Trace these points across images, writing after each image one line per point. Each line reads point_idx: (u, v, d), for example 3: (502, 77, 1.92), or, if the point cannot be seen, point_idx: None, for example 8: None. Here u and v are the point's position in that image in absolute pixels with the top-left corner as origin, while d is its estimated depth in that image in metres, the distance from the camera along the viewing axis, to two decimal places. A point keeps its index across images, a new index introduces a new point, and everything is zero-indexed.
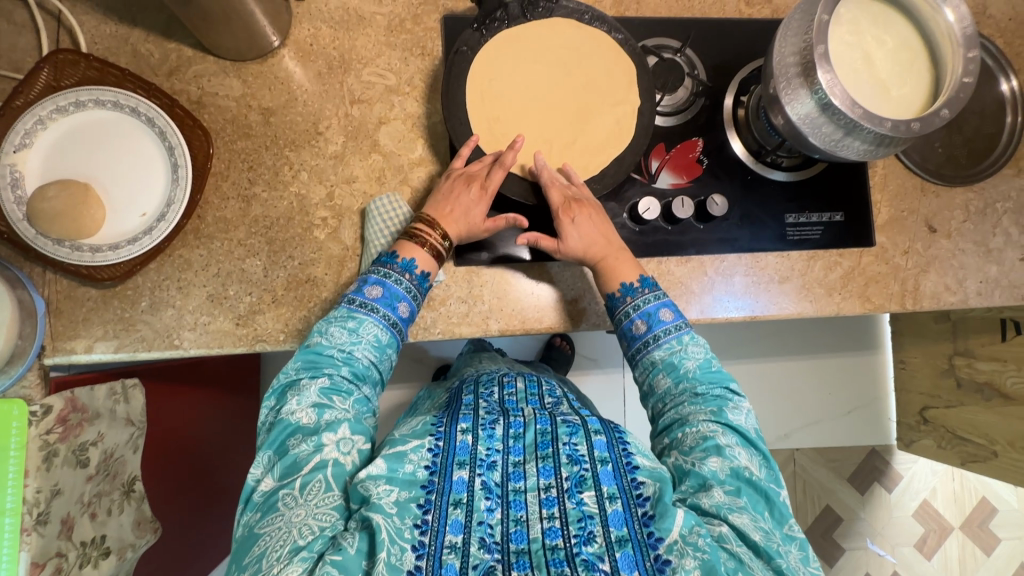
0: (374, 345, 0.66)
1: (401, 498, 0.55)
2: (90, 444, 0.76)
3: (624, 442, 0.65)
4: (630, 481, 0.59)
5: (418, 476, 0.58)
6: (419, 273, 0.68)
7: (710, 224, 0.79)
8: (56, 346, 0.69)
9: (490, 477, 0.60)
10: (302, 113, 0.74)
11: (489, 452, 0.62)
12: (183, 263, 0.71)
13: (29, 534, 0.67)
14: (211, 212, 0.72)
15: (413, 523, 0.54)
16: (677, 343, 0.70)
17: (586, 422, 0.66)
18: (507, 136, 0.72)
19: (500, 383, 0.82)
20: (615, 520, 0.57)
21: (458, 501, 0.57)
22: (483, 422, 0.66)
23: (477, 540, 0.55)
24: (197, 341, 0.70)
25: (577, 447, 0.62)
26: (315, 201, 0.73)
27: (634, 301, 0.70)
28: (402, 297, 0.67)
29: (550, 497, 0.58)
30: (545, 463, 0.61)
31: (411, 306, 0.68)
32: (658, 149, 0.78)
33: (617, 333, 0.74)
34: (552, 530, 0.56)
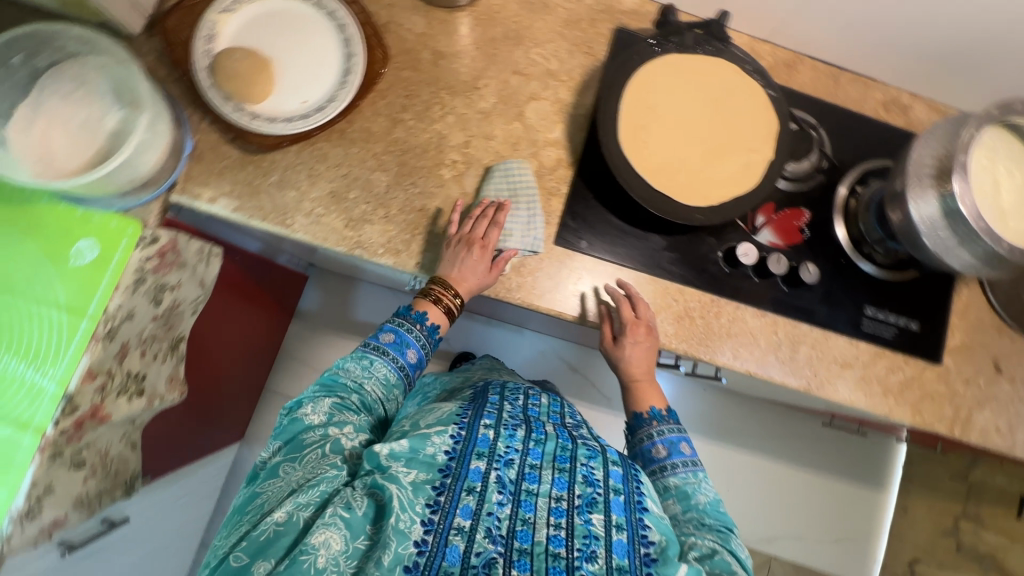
0: (382, 382, 0.75)
1: (418, 478, 0.59)
2: (169, 287, 0.80)
3: (638, 480, 0.68)
4: (637, 519, 0.62)
5: (436, 460, 0.62)
6: (431, 326, 0.79)
7: (794, 290, 0.82)
8: (186, 187, 0.74)
9: (505, 473, 0.63)
10: (467, 65, 0.81)
11: (508, 449, 0.66)
12: (320, 155, 0.76)
13: (96, 343, 0.69)
14: (360, 121, 0.77)
15: (425, 501, 0.58)
16: (693, 476, 0.74)
17: (605, 451, 0.70)
18: (646, 141, 0.74)
19: (527, 394, 0.83)
20: (618, 549, 0.59)
21: (472, 487, 0.60)
22: (506, 423, 0.70)
23: (483, 528, 0.58)
24: (306, 227, 0.75)
25: (593, 470, 0.66)
26: (452, 144, 0.79)
27: (660, 426, 0.79)
28: (412, 346, 0.78)
29: (560, 508, 0.61)
30: (560, 475, 0.64)
31: (420, 354, 0.80)
32: (768, 207, 0.83)
33: (635, 455, 0.80)
34: (557, 538, 0.59)
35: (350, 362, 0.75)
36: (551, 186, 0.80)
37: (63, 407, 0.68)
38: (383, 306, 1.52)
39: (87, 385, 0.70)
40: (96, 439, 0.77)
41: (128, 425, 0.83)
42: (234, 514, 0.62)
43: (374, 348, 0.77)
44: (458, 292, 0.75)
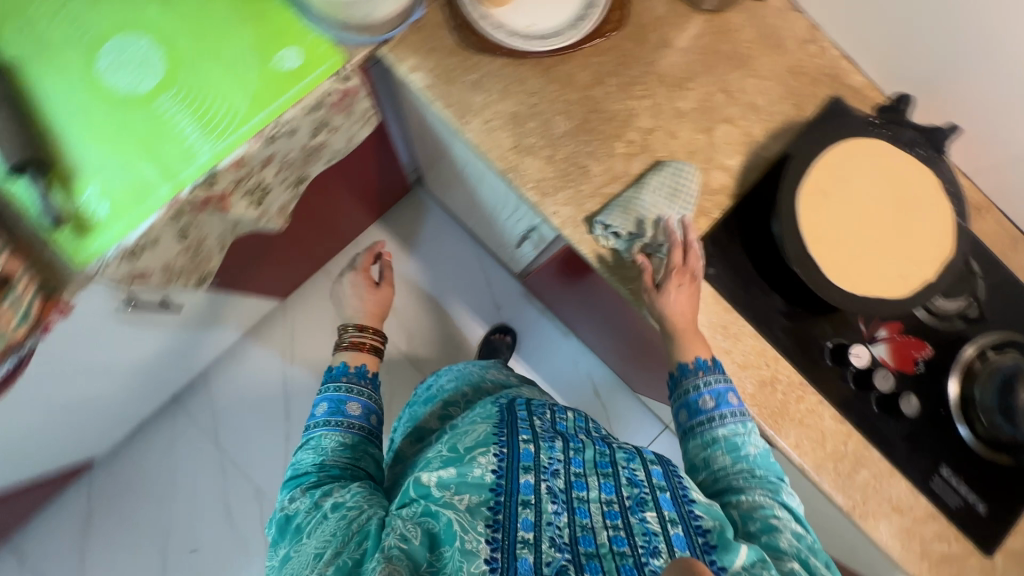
0: (341, 445, 0.81)
1: (473, 501, 0.61)
2: (328, 128, 0.84)
3: (678, 476, 0.70)
4: (688, 512, 0.64)
5: (484, 481, 0.63)
6: (359, 370, 0.93)
7: (882, 414, 0.79)
8: (394, 48, 0.77)
9: (554, 484, 0.64)
10: (684, 64, 0.82)
11: (551, 461, 0.67)
12: (520, 77, 0.78)
13: (258, 139, 0.73)
14: (569, 65, 0.79)
15: (483, 522, 0.59)
16: (741, 427, 0.72)
17: (643, 451, 0.72)
18: (818, 206, 0.74)
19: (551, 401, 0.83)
20: (677, 541, 0.61)
21: (526, 502, 0.61)
22: (544, 437, 0.70)
23: (546, 538, 0.59)
24: (477, 132, 0.77)
25: (635, 471, 0.69)
26: (636, 125, 0.80)
27: (705, 378, 0.73)
28: (353, 399, 0.88)
29: (613, 509, 0.64)
30: (606, 479, 0.67)
31: (363, 403, 0.88)
32: (895, 323, 0.81)
33: (676, 403, 0.77)
34: (619, 538, 0.61)
35: (330, 434, 0.82)
36: (706, 206, 0.80)
37: (204, 178, 0.72)
38: (464, 252, 1.59)
39: (230, 171, 0.74)
40: (203, 224, 0.80)
41: (231, 227, 0.86)
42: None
43: (317, 425, 0.85)
44: (375, 330, 1.01)
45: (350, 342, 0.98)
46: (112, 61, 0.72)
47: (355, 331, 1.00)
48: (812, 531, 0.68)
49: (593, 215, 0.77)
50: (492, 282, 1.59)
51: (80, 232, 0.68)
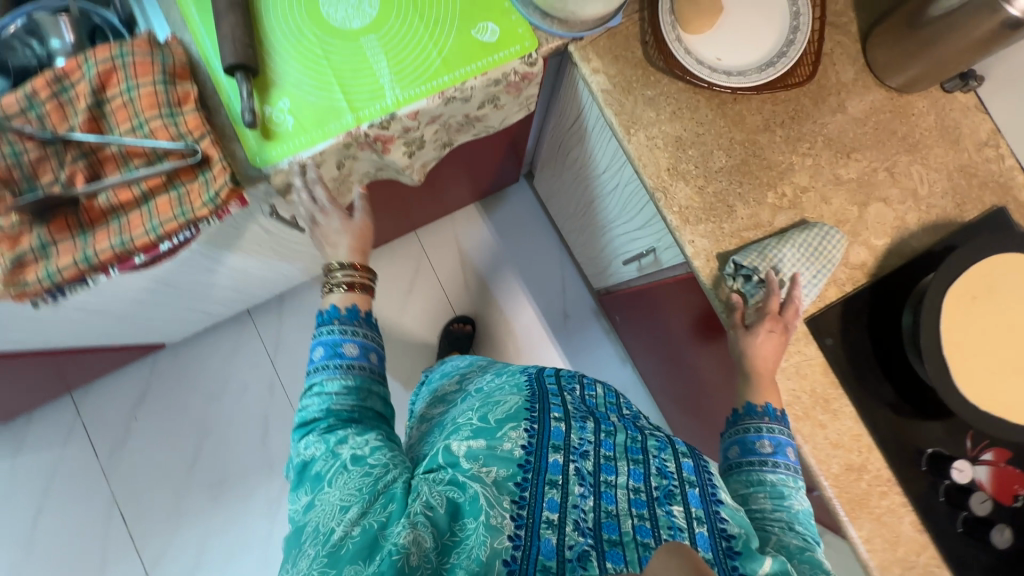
0: (346, 384, 0.71)
1: (501, 475, 0.60)
2: (495, 107, 0.87)
3: (711, 475, 0.69)
4: (714, 512, 0.64)
5: (514, 456, 0.62)
6: (348, 313, 0.76)
7: (966, 535, 0.76)
8: (583, 47, 0.80)
9: (583, 466, 0.64)
10: (855, 134, 0.81)
11: (581, 442, 0.66)
12: (692, 105, 0.80)
13: (439, 97, 0.77)
14: (742, 106, 0.80)
15: (511, 498, 0.59)
16: (790, 482, 0.70)
17: (675, 444, 0.72)
18: (966, 310, 0.72)
19: (583, 380, 0.81)
20: (701, 540, 0.61)
21: (552, 482, 0.61)
22: (574, 416, 0.70)
23: (571, 521, 0.58)
24: (638, 146, 0.79)
25: (665, 462, 0.68)
26: (793, 180, 0.80)
27: (771, 424, 0.73)
28: (346, 340, 0.73)
29: (639, 499, 0.63)
30: (634, 467, 0.66)
31: (359, 343, 0.74)
32: (1002, 450, 0.77)
33: (732, 440, 0.76)
34: (643, 529, 0.60)
35: (333, 381, 0.71)
36: (839, 277, 0.79)
37: (382, 120, 0.76)
38: (550, 255, 1.62)
39: (405, 120, 0.78)
40: (359, 159, 0.84)
41: (376, 169, 0.90)
42: (289, 547, 0.61)
43: (313, 368, 0.73)
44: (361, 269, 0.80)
45: (343, 285, 0.78)
46: None
47: (340, 268, 0.79)
48: None
49: (728, 253, 0.78)
50: (566, 290, 1.61)
51: (265, 136, 0.73)
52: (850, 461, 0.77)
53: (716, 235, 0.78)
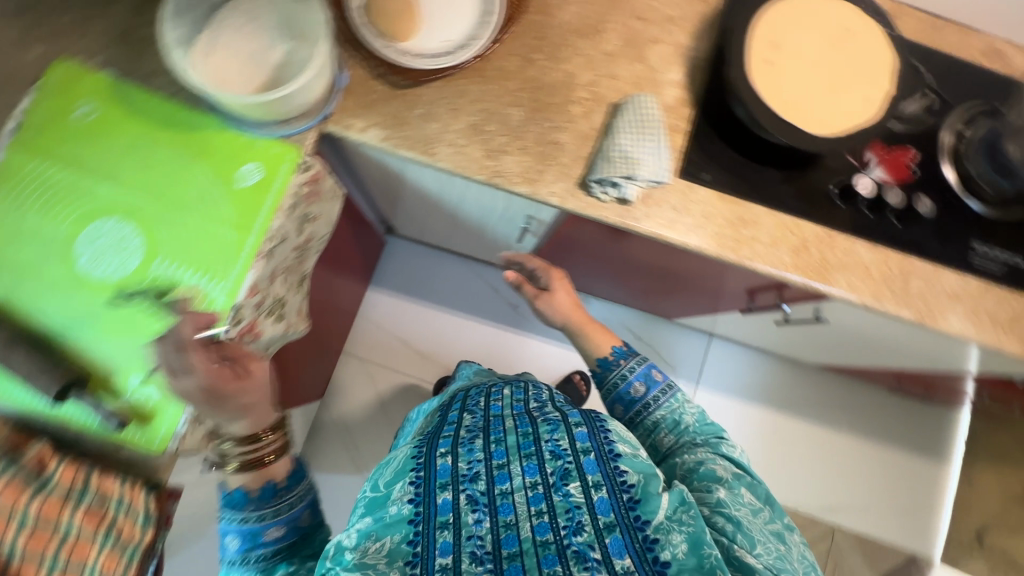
0: (274, 541, 0.71)
1: (392, 542, 0.63)
2: (309, 219, 0.85)
3: (605, 431, 0.76)
4: (614, 470, 0.69)
5: (404, 513, 0.65)
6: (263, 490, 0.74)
7: (908, 224, 0.84)
8: (337, 118, 0.78)
9: (474, 489, 0.68)
10: (592, 11, 0.85)
11: (471, 465, 0.71)
12: (460, 91, 0.81)
13: (260, 259, 0.74)
14: (496, 60, 0.82)
15: (403, 559, 0.62)
16: (674, 402, 0.90)
17: (566, 418, 0.78)
18: (771, 76, 0.78)
19: (488, 394, 0.88)
20: (602, 507, 0.65)
21: (445, 523, 0.64)
22: (462, 441, 0.75)
23: (467, 555, 0.62)
24: (449, 157, 0.79)
25: (559, 442, 0.73)
26: (580, 82, 0.83)
27: (628, 363, 0.95)
28: (270, 525, 0.71)
29: (537, 494, 0.67)
30: (528, 463, 0.71)
31: (288, 517, 0.73)
32: (877, 144, 0.86)
33: (614, 400, 0.94)
34: (541, 526, 0.64)
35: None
36: (673, 122, 0.83)
37: (231, 318, 0.72)
38: (462, 275, 1.61)
39: (249, 301, 0.74)
40: None
41: (264, 353, 0.87)
42: None
43: (240, 554, 0.71)
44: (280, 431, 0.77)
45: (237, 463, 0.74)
46: (89, 257, 0.71)
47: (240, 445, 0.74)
48: (754, 475, 0.78)
49: (584, 177, 0.80)
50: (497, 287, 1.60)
51: (144, 422, 0.68)
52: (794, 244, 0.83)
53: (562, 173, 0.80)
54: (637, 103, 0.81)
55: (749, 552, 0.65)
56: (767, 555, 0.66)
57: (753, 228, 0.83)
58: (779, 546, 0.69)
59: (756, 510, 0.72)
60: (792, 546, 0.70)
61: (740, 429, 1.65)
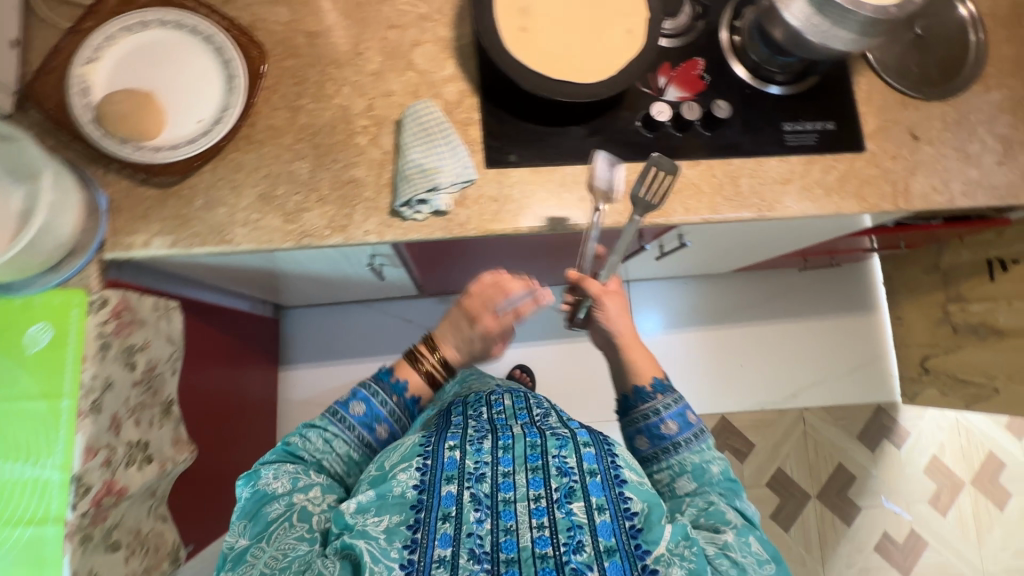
0: (345, 458, 0.79)
1: (392, 522, 0.64)
2: (138, 349, 0.79)
3: (613, 453, 0.73)
4: (618, 494, 0.68)
5: (406, 498, 0.66)
6: (399, 383, 0.83)
7: (716, 132, 0.86)
8: (115, 241, 0.73)
9: (479, 489, 0.67)
10: (343, 36, 0.81)
11: (478, 465, 0.69)
12: (235, 166, 0.76)
13: (84, 418, 0.69)
14: (262, 121, 0.78)
15: (402, 543, 0.62)
16: (702, 448, 0.79)
17: (574, 434, 0.75)
18: (532, 40, 0.76)
19: (489, 403, 0.86)
20: (603, 531, 0.64)
21: (447, 515, 0.64)
22: (472, 438, 0.73)
23: (466, 551, 0.62)
24: (248, 236, 0.74)
25: (566, 459, 0.70)
26: (357, 112, 0.79)
27: (665, 400, 0.81)
28: (382, 415, 0.81)
29: (540, 507, 0.65)
30: (534, 475, 0.68)
31: (388, 417, 0.82)
32: (665, 67, 0.87)
33: (637, 432, 0.82)
34: (541, 538, 0.63)
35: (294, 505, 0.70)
36: (463, 117, 0.81)
37: (77, 489, 0.67)
38: (372, 319, 1.51)
39: (92, 464, 0.69)
40: (123, 514, 0.76)
41: (151, 497, 0.82)
42: None
43: (336, 415, 0.80)
44: (444, 356, 0.84)
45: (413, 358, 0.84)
46: None
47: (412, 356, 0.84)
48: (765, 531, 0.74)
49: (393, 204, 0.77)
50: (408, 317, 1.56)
51: None
52: (620, 188, 0.83)
53: (372, 209, 0.77)
54: (416, 112, 0.78)
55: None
56: None
57: (578, 188, 0.82)
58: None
59: (761, 560, 0.69)
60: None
61: (686, 355, 1.70)
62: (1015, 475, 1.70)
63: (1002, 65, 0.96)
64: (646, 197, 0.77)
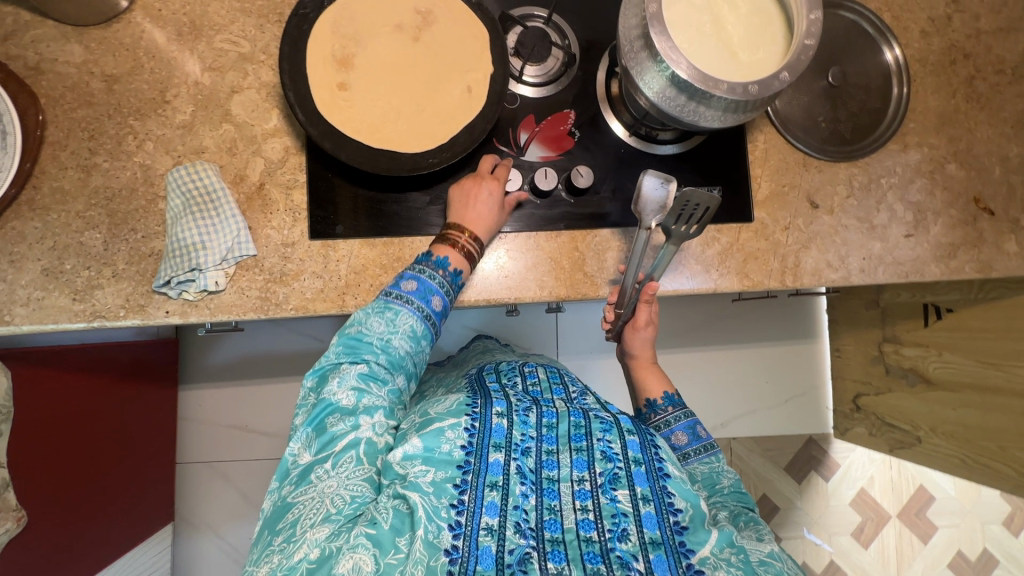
0: (410, 336, 0.66)
1: (438, 478, 0.54)
2: None
3: (656, 445, 0.62)
4: (662, 487, 0.57)
5: (454, 456, 0.56)
6: (453, 272, 0.69)
7: (580, 198, 0.77)
8: None
9: (525, 462, 0.57)
10: (149, 80, 0.71)
11: (524, 437, 0.60)
12: (16, 236, 0.67)
13: None
14: (48, 183, 0.68)
15: (449, 503, 0.53)
16: (715, 460, 0.71)
17: (618, 420, 0.64)
18: (350, 101, 0.66)
19: (522, 374, 0.75)
20: (649, 523, 0.54)
21: (494, 483, 0.55)
22: (517, 409, 0.63)
23: (512, 524, 0.52)
24: (28, 317, 0.66)
25: (611, 444, 0.60)
26: (160, 172, 0.70)
27: (673, 413, 0.74)
28: (435, 291, 0.68)
29: (583, 489, 0.56)
30: (578, 454, 0.59)
31: (445, 302, 0.69)
32: (528, 121, 0.76)
33: None
34: (586, 522, 0.54)
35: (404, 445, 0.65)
36: (287, 178, 0.72)
37: None
38: (279, 343, 1.39)
39: None
40: None
41: None
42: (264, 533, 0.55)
43: (396, 295, 0.67)
44: (475, 233, 0.70)
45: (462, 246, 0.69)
46: None
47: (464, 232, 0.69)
48: None
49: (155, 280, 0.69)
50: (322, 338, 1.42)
51: None
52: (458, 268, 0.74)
53: (169, 295, 0.69)
54: (180, 176, 0.69)
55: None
56: None
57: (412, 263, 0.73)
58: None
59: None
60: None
61: None
62: (942, 509, 1.68)
63: (925, 120, 0.85)
64: (681, 227, 0.66)
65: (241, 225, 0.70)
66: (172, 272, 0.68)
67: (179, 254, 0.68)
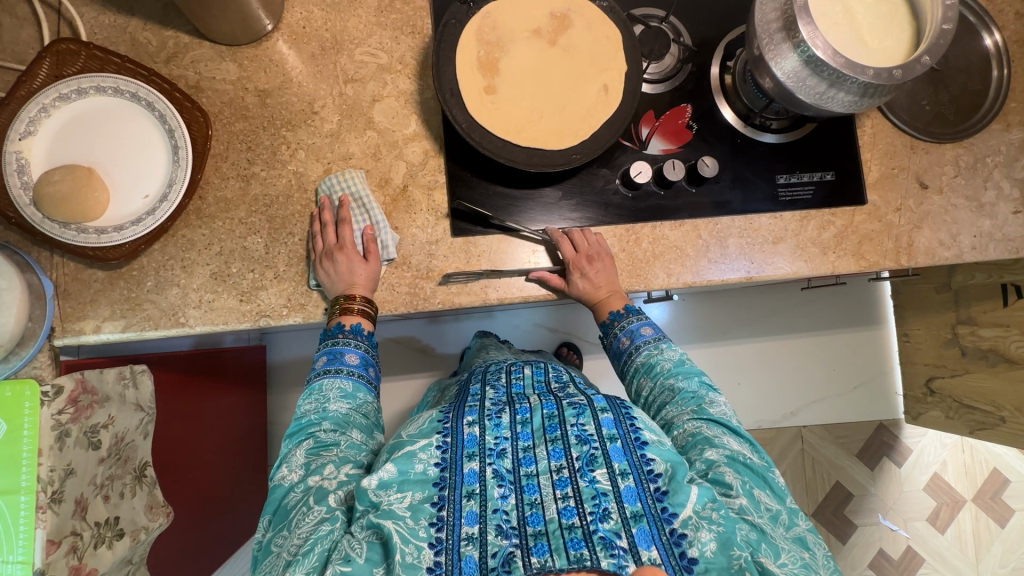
0: (343, 395, 0.68)
1: (415, 500, 0.54)
2: (101, 427, 0.76)
3: (632, 416, 0.63)
4: (640, 457, 0.58)
5: (429, 475, 0.56)
6: (354, 327, 0.71)
7: (702, 187, 0.80)
8: (65, 327, 0.70)
9: (501, 465, 0.57)
10: (297, 93, 0.76)
11: (498, 440, 0.59)
12: (186, 243, 0.72)
13: (45, 512, 0.66)
14: (212, 193, 0.73)
15: (427, 522, 0.53)
16: (655, 348, 0.75)
17: (592, 401, 0.64)
18: (498, 103, 0.70)
19: (508, 370, 0.75)
20: (628, 496, 0.55)
21: (471, 492, 0.54)
22: (490, 412, 0.62)
23: (493, 527, 0.52)
24: (202, 318, 0.71)
25: (585, 427, 0.60)
26: (312, 179, 0.75)
27: (621, 324, 0.77)
28: (349, 351, 0.71)
29: (563, 477, 0.56)
30: (554, 445, 0.58)
31: (362, 354, 0.72)
32: (648, 116, 0.80)
33: (610, 353, 0.80)
34: (567, 509, 0.53)
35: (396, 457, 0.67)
36: (428, 180, 0.76)
37: None
38: None
39: (56, 554, 0.68)
40: None
41: (127, 565, 0.83)
42: None
43: (318, 374, 0.70)
44: (365, 293, 0.71)
45: (338, 308, 0.71)
46: None
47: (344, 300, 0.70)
48: (746, 433, 0.66)
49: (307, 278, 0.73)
50: (396, 337, 1.41)
51: None
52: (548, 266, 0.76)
53: (318, 293, 0.73)
54: (332, 182, 0.74)
55: (774, 565, 0.53)
56: (792, 565, 0.55)
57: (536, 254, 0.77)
58: (802, 554, 0.57)
59: (775, 518, 0.58)
60: (817, 552, 0.58)
61: None
62: (1018, 493, 1.66)
63: None
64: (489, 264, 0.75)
65: (390, 239, 0.74)
66: (318, 276, 0.71)
67: (319, 254, 0.71)
